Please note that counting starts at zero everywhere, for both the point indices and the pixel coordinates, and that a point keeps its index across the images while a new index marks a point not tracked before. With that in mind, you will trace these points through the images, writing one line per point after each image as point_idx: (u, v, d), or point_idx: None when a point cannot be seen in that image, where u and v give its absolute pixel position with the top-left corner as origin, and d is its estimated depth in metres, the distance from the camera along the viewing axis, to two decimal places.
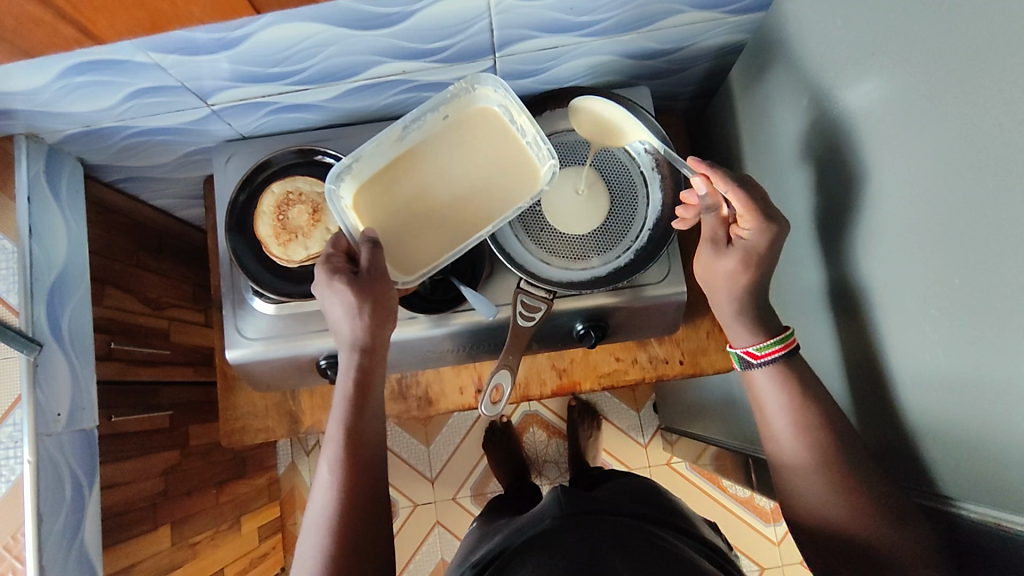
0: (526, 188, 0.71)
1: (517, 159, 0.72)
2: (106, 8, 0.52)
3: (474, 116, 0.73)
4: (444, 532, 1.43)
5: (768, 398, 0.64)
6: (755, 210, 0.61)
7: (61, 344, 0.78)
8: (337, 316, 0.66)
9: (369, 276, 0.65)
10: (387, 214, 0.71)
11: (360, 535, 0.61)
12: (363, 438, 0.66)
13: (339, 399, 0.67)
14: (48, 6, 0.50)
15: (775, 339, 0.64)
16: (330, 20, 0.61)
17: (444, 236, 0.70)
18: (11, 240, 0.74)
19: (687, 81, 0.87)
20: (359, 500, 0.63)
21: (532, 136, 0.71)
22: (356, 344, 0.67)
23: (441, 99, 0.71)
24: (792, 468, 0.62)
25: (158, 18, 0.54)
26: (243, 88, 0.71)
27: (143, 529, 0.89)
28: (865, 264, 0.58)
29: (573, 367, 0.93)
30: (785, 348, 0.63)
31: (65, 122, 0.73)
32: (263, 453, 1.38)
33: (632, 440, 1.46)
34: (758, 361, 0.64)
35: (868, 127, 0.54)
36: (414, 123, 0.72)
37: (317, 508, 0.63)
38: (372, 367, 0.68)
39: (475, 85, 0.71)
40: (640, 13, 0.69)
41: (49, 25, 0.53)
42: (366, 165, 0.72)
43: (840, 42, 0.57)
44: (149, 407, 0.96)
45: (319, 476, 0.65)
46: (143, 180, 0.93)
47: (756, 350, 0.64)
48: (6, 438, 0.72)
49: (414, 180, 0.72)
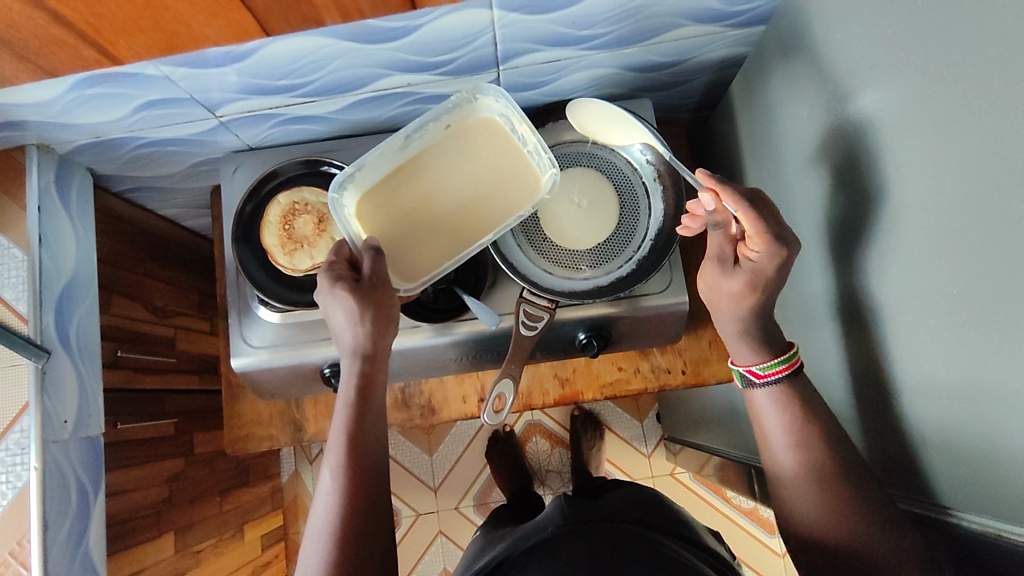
0: (526, 195, 0.72)
1: (519, 167, 0.73)
2: (125, 31, 0.53)
3: (475, 125, 0.74)
4: (446, 541, 1.43)
5: (767, 413, 0.64)
6: (763, 230, 0.60)
7: (68, 351, 0.79)
8: (338, 323, 0.67)
9: (371, 283, 0.66)
10: (390, 221, 0.72)
11: (360, 541, 0.61)
12: (364, 445, 0.67)
13: (341, 405, 0.68)
14: (70, 29, 0.51)
15: (780, 359, 0.64)
16: (340, 34, 0.62)
17: (445, 243, 0.71)
18: (21, 249, 0.76)
19: (689, 94, 0.88)
20: (361, 506, 0.64)
21: (533, 145, 0.72)
22: (358, 350, 0.67)
23: (441, 108, 0.72)
24: (793, 479, 0.62)
25: (173, 40, 0.55)
26: (250, 100, 0.73)
27: (147, 536, 0.89)
28: (872, 275, 0.58)
29: (575, 376, 0.93)
30: (790, 367, 0.64)
31: (77, 133, 0.75)
32: (267, 461, 1.38)
33: (635, 449, 1.46)
34: (759, 380, 0.65)
35: (871, 139, 0.55)
36: (415, 131, 0.73)
37: (320, 514, 0.63)
38: (374, 374, 0.69)
39: (476, 94, 0.72)
40: (644, 27, 0.70)
41: (68, 46, 0.54)
42: (368, 174, 0.74)
43: (841, 58, 0.57)
44: (155, 414, 0.97)
45: (321, 483, 0.65)
46: (150, 190, 0.94)
47: (759, 369, 0.65)
48: (13, 445, 0.72)
49: (416, 187, 0.73)
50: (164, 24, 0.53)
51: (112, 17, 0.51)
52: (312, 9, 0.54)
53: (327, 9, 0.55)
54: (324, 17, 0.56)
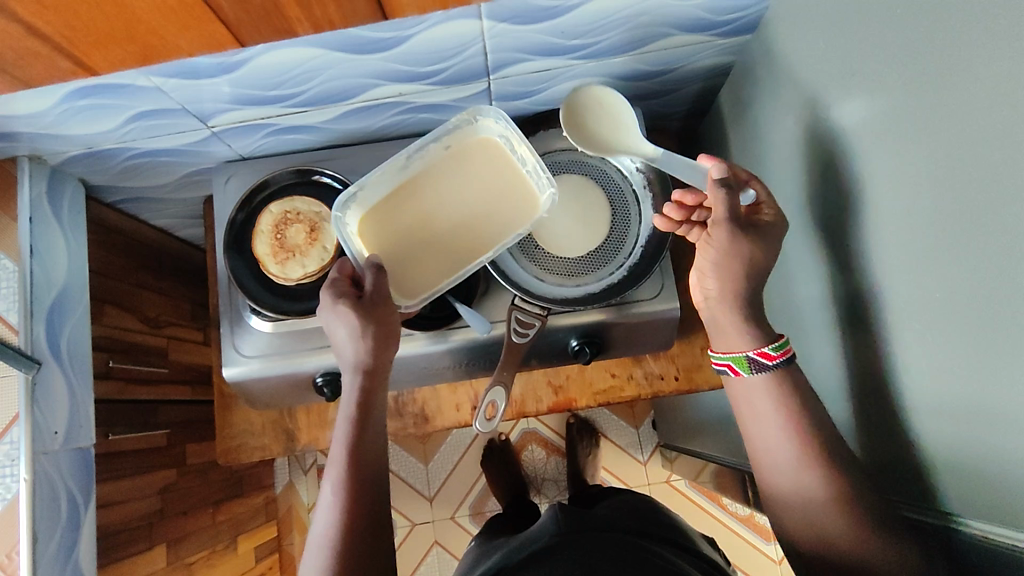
0: (525, 214, 0.72)
1: (518, 186, 0.73)
2: (100, 44, 0.52)
3: (475, 145, 0.75)
4: (442, 552, 1.42)
5: (767, 416, 0.61)
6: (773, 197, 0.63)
7: (59, 362, 0.79)
8: (339, 340, 0.66)
9: (372, 300, 0.66)
10: (390, 239, 0.72)
11: (360, 557, 0.61)
12: (365, 459, 0.66)
13: (341, 420, 0.67)
14: (45, 40, 0.51)
15: (781, 341, 0.61)
16: (330, 44, 0.63)
17: (444, 261, 0.71)
18: (11, 260, 0.75)
19: (679, 101, 0.89)
20: (360, 521, 0.63)
21: (532, 164, 0.73)
22: (359, 366, 0.67)
23: (442, 129, 0.73)
24: (771, 477, 0.61)
25: (149, 51, 0.54)
26: (242, 110, 0.73)
27: (139, 548, 0.88)
28: (857, 280, 0.58)
29: (569, 384, 0.93)
30: (786, 353, 0.61)
31: (69, 144, 0.75)
32: (262, 472, 1.37)
33: (632, 457, 1.46)
34: (771, 362, 0.61)
35: (854, 148, 0.55)
36: (417, 152, 0.74)
37: (320, 529, 0.63)
38: (375, 389, 0.68)
39: (477, 116, 0.73)
40: (632, 36, 0.71)
41: (44, 57, 0.53)
42: (370, 193, 0.74)
43: (824, 67, 0.58)
44: (147, 425, 0.97)
45: (322, 497, 0.65)
46: (143, 200, 0.94)
47: (771, 349, 0.61)
48: (3, 456, 0.72)
49: (416, 206, 0.73)
50: (138, 35, 0.52)
51: (85, 27, 0.50)
52: (282, 21, 0.52)
53: (298, 21, 0.53)
54: (296, 29, 0.55)
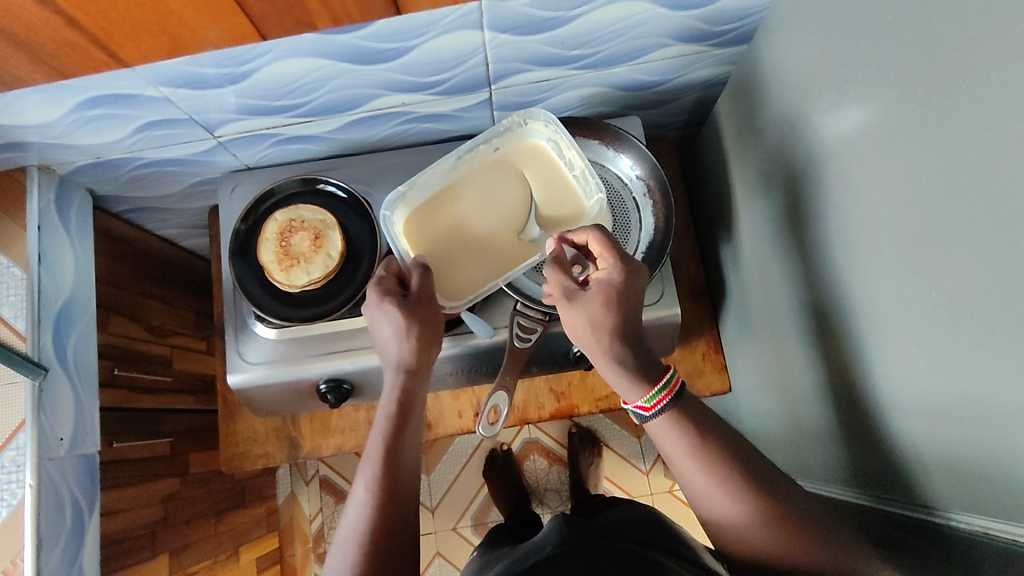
0: (573, 218, 0.72)
1: (568, 189, 0.74)
2: (132, 34, 0.54)
3: (523, 149, 0.75)
4: (444, 563, 1.41)
5: (672, 449, 0.58)
6: (611, 249, 0.61)
7: (65, 369, 0.80)
8: (383, 336, 0.67)
9: (417, 299, 0.67)
10: (437, 238, 0.73)
11: (388, 553, 0.58)
12: (401, 458, 0.64)
13: (381, 417, 0.66)
14: (82, 32, 0.53)
15: (658, 387, 0.58)
16: (335, 55, 0.64)
17: (489, 262, 0.72)
18: (21, 268, 0.77)
19: (677, 111, 0.90)
20: (393, 518, 0.60)
21: (580, 169, 0.72)
22: (402, 365, 0.68)
23: (492, 131, 0.73)
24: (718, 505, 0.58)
25: (177, 41, 0.56)
26: (248, 120, 0.74)
27: (142, 556, 0.88)
28: (849, 283, 0.59)
29: (571, 390, 0.94)
30: (671, 392, 0.58)
31: (77, 154, 0.76)
32: (264, 482, 1.37)
33: (633, 466, 1.46)
34: (649, 413, 0.58)
35: (843, 154, 0.57)
36: (465, 154, 0.74)
37: (350, 525, 0.60)
38: (415, 389, 0.68)
39: (527, 119, 0.73)
40: (629, 47, 0.72)
41: (81, 49, 0.55)
42: (418, 193, 0.74)
43: (814, 76, 0.59)
44: (150, 433, 0.97)
45: (354, 494, 0.62)
46: (150, 211, 0.95)
47: (645, 402, 0.58)
48: (8, 463, 0.72)
49: (464, 206, 0.73)
50: (168, 28, 0.54)
51: (120, 21, 0.52)
52: (304, 13, 0.55)
53: (318, 14, 0.56)
54: (316, 22, 0.57)
